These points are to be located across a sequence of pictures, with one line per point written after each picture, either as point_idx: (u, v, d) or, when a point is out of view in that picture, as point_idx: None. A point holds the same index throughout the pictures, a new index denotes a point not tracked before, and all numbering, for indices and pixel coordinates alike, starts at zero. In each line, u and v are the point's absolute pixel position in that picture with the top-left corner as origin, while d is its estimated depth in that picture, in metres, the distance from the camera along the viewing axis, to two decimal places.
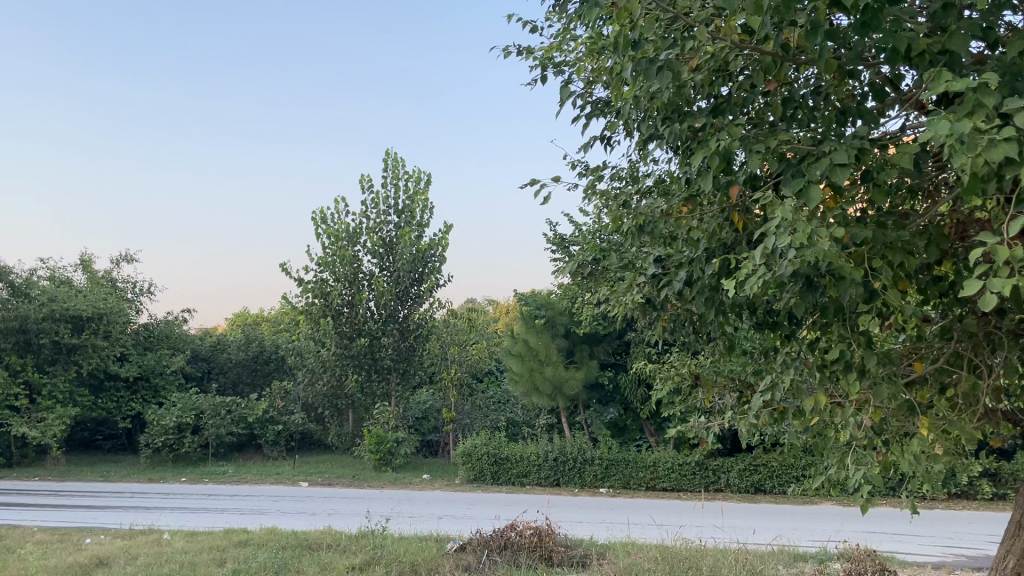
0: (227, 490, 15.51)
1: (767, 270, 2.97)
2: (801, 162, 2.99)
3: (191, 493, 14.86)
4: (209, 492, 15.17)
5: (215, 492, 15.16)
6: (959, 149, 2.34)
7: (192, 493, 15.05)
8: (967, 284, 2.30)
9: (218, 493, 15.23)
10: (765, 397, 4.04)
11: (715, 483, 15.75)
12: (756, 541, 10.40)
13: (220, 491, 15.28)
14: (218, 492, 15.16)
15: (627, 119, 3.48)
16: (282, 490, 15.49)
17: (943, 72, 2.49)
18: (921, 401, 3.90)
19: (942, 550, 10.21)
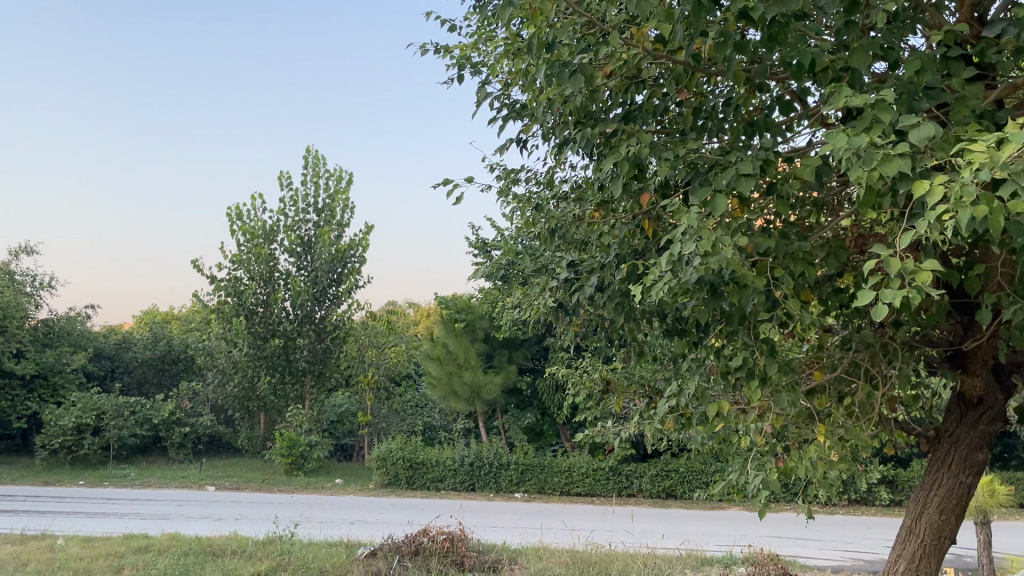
0: (129, 495, 14.96)
1: (672, 277, 3.00)
2: (708, 170, 3.03)
3: (89, 496, 14.27)
4: (109, 496, 14.60)
5: (116, 497, 14.61)
6: (855, 163, 2.41)
7: (91, 496, 14.46)
8: (862, 296, 2.36)
9: (119, 498, 14.69)
10: (672, 402, 4.08)
11: (628, 488, 15.95)
12: (665, 545, 10.58)
13: (121, 495, 14.73)
14: (119, 497, 14.61)
15: (541, 122, 3.45)
16: (187, 494, 15.04)
17: (842, 87, 2.56)
18: (820, 410, 4.00)
19: (841, 554, 10.59)
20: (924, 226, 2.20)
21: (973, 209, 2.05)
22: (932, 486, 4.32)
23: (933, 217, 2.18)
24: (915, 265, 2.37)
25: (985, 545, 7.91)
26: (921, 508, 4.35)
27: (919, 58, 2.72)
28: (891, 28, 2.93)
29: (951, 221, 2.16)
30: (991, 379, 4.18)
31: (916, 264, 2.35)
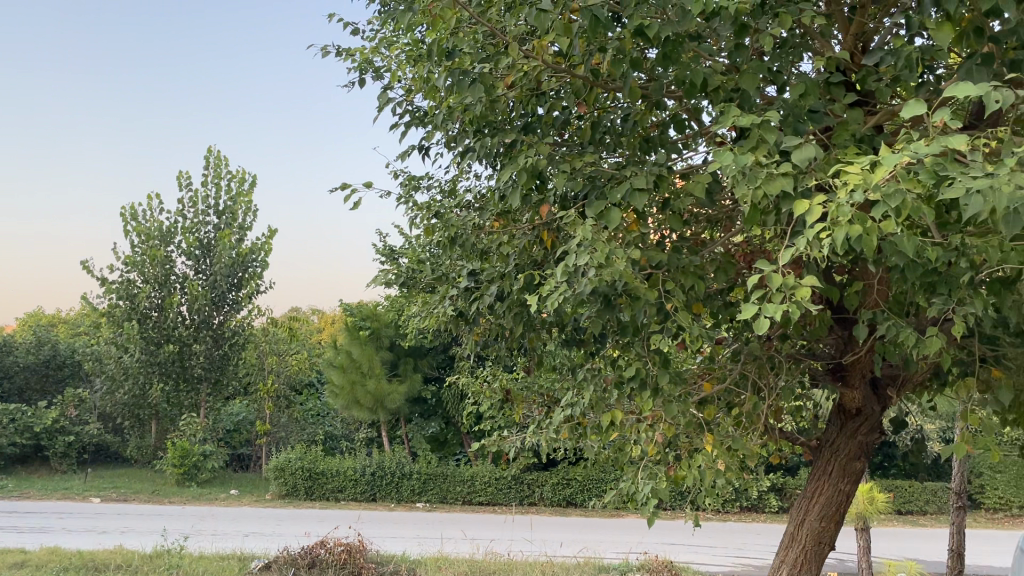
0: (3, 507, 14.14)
1: (567, 287, 3.03)
2: (605, 185, 3.08)
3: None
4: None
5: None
6: (740, 181, 2.50)
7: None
8: (745, 310, 2.44)
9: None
10: (568, 412, 4.12)
11: (530, 497, 16.03)
12: (563, 554, 10.69)
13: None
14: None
15: (443, 129, 3.44)
16: (68, 506, 14.35)
17: (731, 107, 2.64)
18: (710, 419, 4.12)
19: (733, 560, 10.96)
20: (802, 244, 2.30)
21: (849, 228, 2.14)
22: (814, 494, 4.50)
23: (812, 234, 2.27)
24: (796, 280, 2.47)
25: (865, 550, 8.29)
26: (803, 515, 4.52)
27: (804, 83, 2.82)
28: (780, 53, 3.04)
29: (829, 239, 2.25)
30: (867, 391, 4.40)
31: (796, 280, 2.45)
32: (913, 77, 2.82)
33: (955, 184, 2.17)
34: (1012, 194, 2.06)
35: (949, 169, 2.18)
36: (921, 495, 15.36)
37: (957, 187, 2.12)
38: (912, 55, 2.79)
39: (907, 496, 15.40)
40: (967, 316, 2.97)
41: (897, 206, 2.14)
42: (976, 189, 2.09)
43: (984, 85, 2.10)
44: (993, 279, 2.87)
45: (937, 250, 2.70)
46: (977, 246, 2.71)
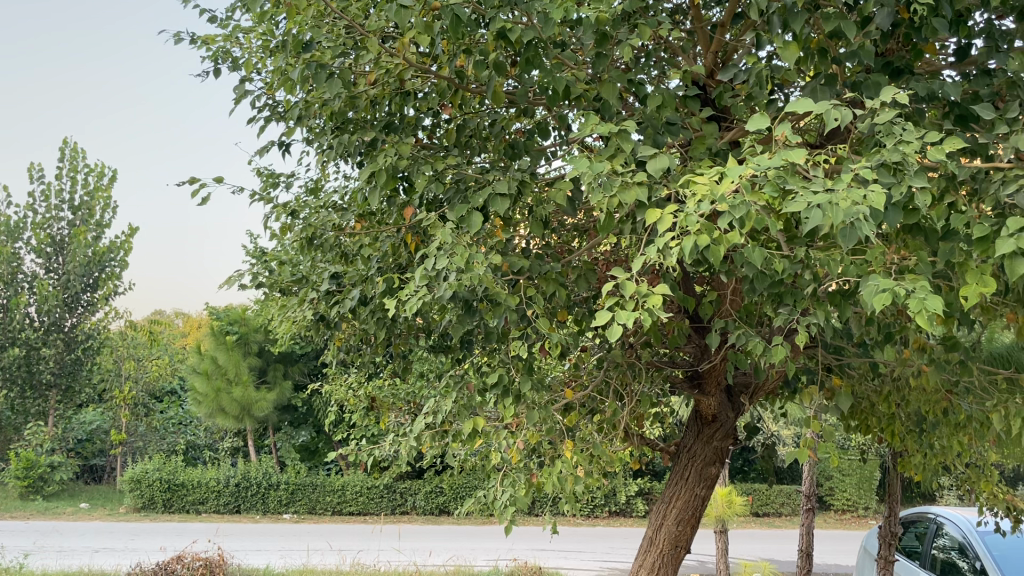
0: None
1: (426, 291, 2.96)
2: (467, 190, 3.05)
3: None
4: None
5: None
6: (596, 190, 2.52)
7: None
8: (599, 316, 2.45)
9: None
10: (432, 419, 4.04)
11: (402, 506, 15.77)
12: (433, 563, 10.59)
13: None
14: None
15: (302, 126, 3.31)
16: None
17: (590, 116, 2.65)
18: (571, 425, 4.14)
19: (600, 564, 11.17)
20: (655, 250, 2.32)
21: (700, 238, 2.19)
22: (671, 498, 4.60)
23: (663, 243, 2.30)
24: (648, 288, 2.50)
25: (723, 551, 8.59)
26: (661, 520, 4.62)
27: (660, 95, 2.87)
28: (641, 66, 3.09)
29: (677, 247, 2.29)
30: (722, 399, 4.54)
31: (649, 287, 2.48)
32: (764, 94, 2.90)
33: (796, 199, 2.26)
34: (848, 209, 2.16)
35: (790, 185, 2.27)
36: (776, 498, 16.17)
37: (799, 202, 2.21)
38: (763, 73, 2.88)
39: (764, 499, 16.15)
40: (811, 326, 3.09)
41: (742, 216, 2.20)
42: (816, 203, 2.19)
43: (823, 103, 2.19)
44: (835, 291, 3.01)
45: (785, 261, 2.80)
46: (820, 258, 2.83)
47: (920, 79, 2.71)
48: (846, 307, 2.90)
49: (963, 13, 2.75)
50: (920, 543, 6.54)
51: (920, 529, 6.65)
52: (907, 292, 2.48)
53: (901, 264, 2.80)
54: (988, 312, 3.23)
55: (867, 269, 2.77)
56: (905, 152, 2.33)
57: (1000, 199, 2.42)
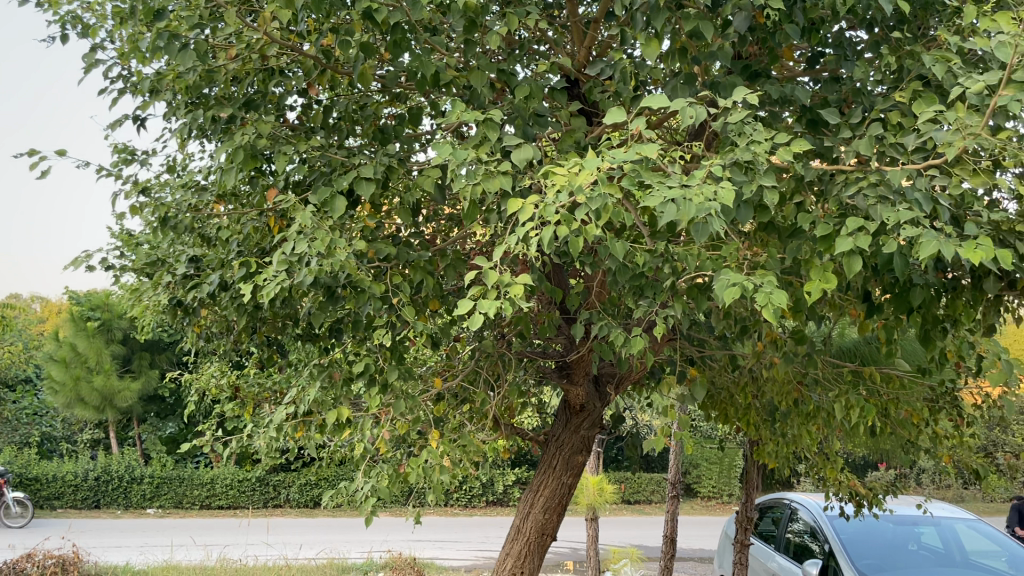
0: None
1: (285, 276, 2.84)
2: (330, 172, 2.96)
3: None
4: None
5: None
6: (460, 176, 2.49)
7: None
8: (461, 305, 2.42)
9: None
10: (294, 409, 3.90)
11: (274, 499, 15.38)
12: (304, 557, 10.38)
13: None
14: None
15: (155, 99, 3.13)
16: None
17: (455, 102, 2.61)
18: (440, 415, 4.09)
19: (475, 553, 11.25)
20: (516, 239, 2.32)
21: (560, 230, 2.20)
22: (539, 487, 4.64)
23: (523, 232, 2.29)
24: (510, 277, 2.50)
25: (594, 539, 8.82)
26: (528, 508, 4.64)
27: (528, 85, 2.88)
28: (512, 57, 3.09)
29: (538, 236, 2.29)
30: (590, 389, 4.63)
31: (511, 277, 2.48)
32: (629, 90, 2.94)
33: (653, 194, 2.31)
34: (701, 204, 2.23)
35: (647, 180, 2.32)
36: (647, 485, 16.70)
37: (656, 196, 2.26)
38: (628, 69, 2.93)
39: (635, 487, 16.67)
40: (671, 318, 3.17)
41: (599, 208, 2.22)
42: (671, 198, 2.24)
43: (679, 100, 2.23)
44: (693, 285, 3.09)
45: (645, 255, 2.87)
46: (679, 253, 2.90)
47: (774, 83, 2.82)
48: (701, 300, 2.99)
49: (816, 22, 2.88)
50: (775, 528, 6.88)
51: (776, 514, 7.00)
52: (756, 286, 2.58)
53: (753, 260, 2.91)
54: (833, 308, 3.41)
55: (722, 264, 2.86)
56: (755, 152, 2.42)
57: (842, 200, 2.54)
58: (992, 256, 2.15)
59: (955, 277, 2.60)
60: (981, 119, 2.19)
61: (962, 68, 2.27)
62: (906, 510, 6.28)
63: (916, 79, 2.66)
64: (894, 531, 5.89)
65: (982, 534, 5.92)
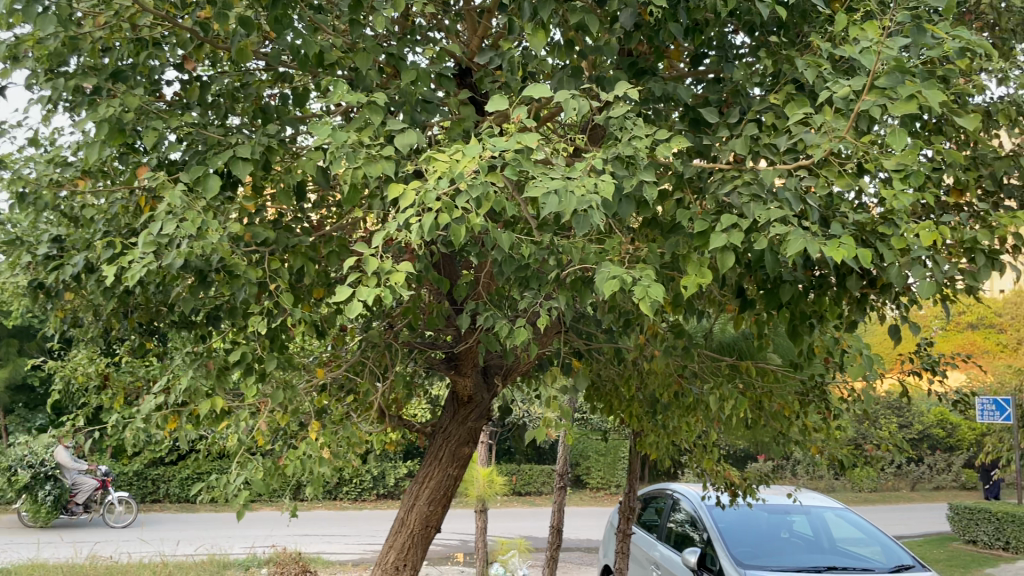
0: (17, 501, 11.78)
1: (153, 257, 2.68)
2: (205, 152, 2.83)
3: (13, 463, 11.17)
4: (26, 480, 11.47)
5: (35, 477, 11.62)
6: (340, 160, 2.42)
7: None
8: (339, 293, 2.35)
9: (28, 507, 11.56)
10: (163, 399, 3.71)
11: (154, 493, 14.77)
12: (183, 553, 9.99)
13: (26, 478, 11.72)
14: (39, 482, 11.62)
15: (14, 66, 2.92)
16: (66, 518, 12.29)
17: (338, 83, 2.53)
18: (320, 406, 3.98)
19: (363, 546, 11.10)
20: (396, 226, 2.26)
21: (441, 217, 2.16)
22: (424, 479, 4.58)
23: (403, 219, 2.24)
24: (391, 264, 2.45)
25: (483, 530, 8.83)
26: (412, 501, 4.58)
27: (415, 70, 2.82)
28: (400, 41, 3.04)
29: (417, 224, 2.24)
30: (478, 380, 4.61)
31: (391, 265, 2.43)
32: (517, 80, 2.93)
33: (536, 185, 2.31)
34: (581, 197, 2.24)
35: (530, 170, 2.31)
36: (538, 477, 16.88)
37: (538, 186, 2.25)
38: (517, 59, 2.91)
39: (527, 478, 16.85)
40: (554, 310, 3.18)
41: (480, 196, 2.19)
42: (553, 189, 2.24)
43: (561, 90, 2.24)
44: (576, 278, 3.10)
45: (531, 246, 2.86)
46: (564, 245, 2.91)
47: (659, 81, 2.87)
48: (584, 292, 3.01)
49: (700, 23, 2.94)
50: (658, 517, 7.07)
51: (659, 504, 7.19)
52: (636, 280, 2.61)
53: (634, 254, 2.95)
54: (712, 303, 3.50)
55: (604, 257, 2.89)
56: (637, 147, 2.45)
57: (719, 197, 2.61)
58: (854, 255, 2.25)
59: (822, 275, 2.72)
60: (847, 123, 2.29)
61: (832, 74, 2.37)
62: (778, 499, 6.55)
63: (791, 82, 2.76)
64: (768, 520, 6.14)
65: (848, 522, 6.24)
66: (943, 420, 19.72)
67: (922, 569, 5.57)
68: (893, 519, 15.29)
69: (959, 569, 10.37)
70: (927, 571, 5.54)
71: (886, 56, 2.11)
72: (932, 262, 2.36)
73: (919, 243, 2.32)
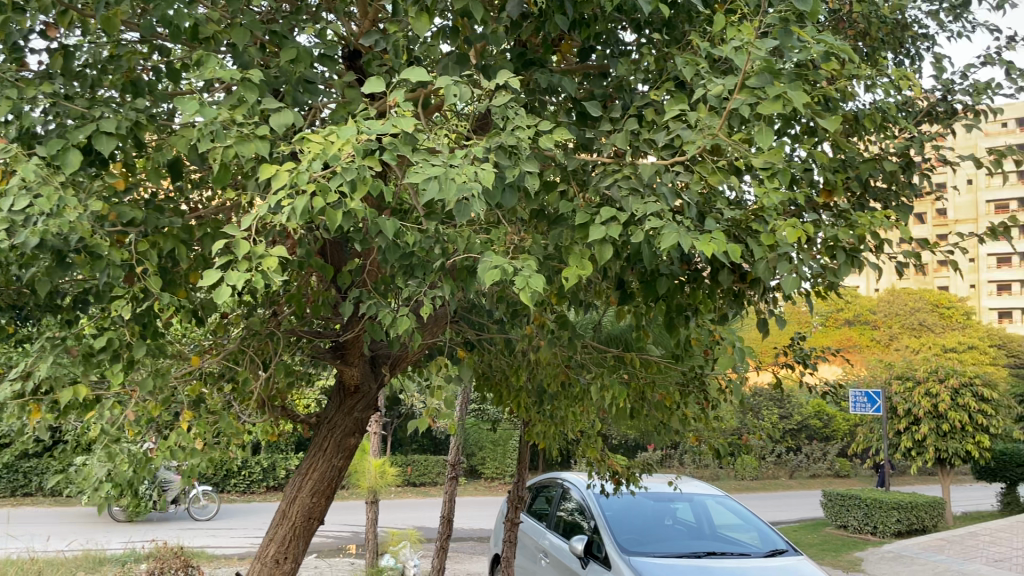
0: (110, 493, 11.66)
1: (3, 234, 2.50)
2: (66, 125, 2.66)
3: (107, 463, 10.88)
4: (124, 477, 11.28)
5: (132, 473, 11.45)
6: (210, 138, 2.32)
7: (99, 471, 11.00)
8: (206, 276, 2.26)
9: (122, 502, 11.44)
10: (19, 388, 3.47)
11: (25, 487, 13.97)
12: (55, 549, 9.49)
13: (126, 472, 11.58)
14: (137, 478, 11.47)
15: None
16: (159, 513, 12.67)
17: (209, 57, 2.43)
18: (194, 396, 3.81)
19: (250, 540, 10.80)
20: (267, 209, 2.18)
21: (314, 200, 2.10)
22: (308, 470, 4.46)
23: (274, 201, 2.16)
24: (264, 249, 2.36)
25: (374, 522, 8.72)
26: (295, 493, 4.45)
27: (295, 48, 2.72)
28: (283, 19, 2.93)
29: (289, 206, 2.16)
30: (366, 369, 4.53)
31: (264, 248, 2.34)
32: (401, 65, 2.88)
33: (416, 171, 2.27)
34: (461, 184, 2.22)
35: (408, 156, 2.27)
36: (433, 468, 16.83)
37: (417, 172, 2.22)
38: (401, 42, 2.86)
39: (422, 469, 16.79)
40: (438, 298, 3.15)
41: (355, 180, 2.14)
42: (433, 175, 2.21)
43: (441, 74, 2.21)
44: (460, 268, 3.08)
45: (415, 234, 2.82)
46: (449, 234, 2.88)
47: (545, 72, 2.87)
48: (468, 282, 2.99)
49: (587, 16, 2.96)
50: (548, 506, 7.16)
51: (549, 493, 7.28)
52: (517, 270, 2.61)
53: (519, 245, 2.95)
54: (595, 295, 3.54)
55: (489, 247, 2.87)
56: (519, 137, 2.44)
57: (599, 190, 2.63)
58: (724, 249, 2.31)
59: (697, 269, 2.79)
60: (720, 120, 2.35)
61: (708, 73, 2.42)
62: (661, 487, 6.73)
63: (672, 79, 2.81)
64: (652, 507, 6.30)
65: (727, 509, 6.47)
66: (820, 411, 20.74)
67: (794, 553, 5.83)
68: (771, 506, 15.99)
69: (830, 553, 10.93)
70: (798, 555, 5.80)
71: (755, 56, 2.17)
72: (796, 259, 2.46)
73: (784, 240, 2.40)
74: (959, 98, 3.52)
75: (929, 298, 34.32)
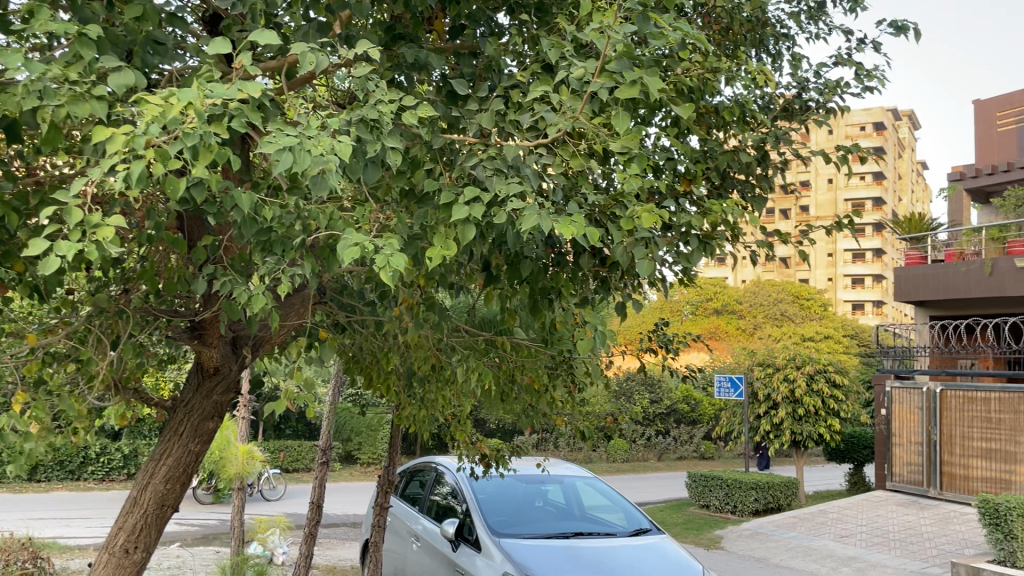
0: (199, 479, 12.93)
1: None
2: None
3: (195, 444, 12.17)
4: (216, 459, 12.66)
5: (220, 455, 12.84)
6: (40, 97, 2.14)
7: None
8: (33, 245, 2.08)
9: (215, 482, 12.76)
10: None
11: None
12: None
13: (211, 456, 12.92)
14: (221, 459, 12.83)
15: None
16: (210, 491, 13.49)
17: (41, 10, 2.23)
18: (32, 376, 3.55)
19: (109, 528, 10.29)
20: (102, 173, 2.04)
21: (153, 165, 1.97)
22: (162, 455, 4.24)
23: (109, 165, 2.01)
24: (101, 218, 2.21)
25: (241, 508, 8.44)
26: (147, 479, 4.22)
27: (141, 6, 2.54)
28: None
29: (126, 171, 2.03)
30: (226, 350, 4.34)
31: (99, 218, 2.18)
32: (259, 31, 2.74)
33: (269, 141, 2.17)
34: (317, 156, 2.14)
35: (261, 125, 2.17)
36: (307, 453, 16.51)
37: (270, 142, 2.12)
38: (260, 7, 2.72)
39: (296, 455, 16.44)
40: (298, 276, 3.03)
41: (198, 147, 2.02)
42: (286, 145, 2.12)
43: (294, 40, 2.11)
44: (323, 246, 2.99)
45: (274, 209, 2.70)
46: (310, 210, 2.78)
47: (411, 47, 2.81)
48: (330, 260, 2.90)
49: None
50: (420, 490, 7.11)
51: (422, 477, 7.23)
52: (378, 248, 2.54)
53: (382, 223, 2.88)
54: (464, 277, 3.51)
55: (352, 226, 2.79)
56: (381, 111, 2.37)
57: (464, 169, 2.60)
58: (582, 232, 2.32)
59: (560, 252, 2.80)
60: (581, 103, 2.37)
61: (572, 56, 2.43)
62: (531, 470, 6.79)
63: (539, 62, 2.80)
64: (523, 490, 6.36)
65: (596, 490, 6.62)
66: (688, 397, 21.58)
67: (657, 532, 6.04)
68: (639, 488, 16.54)
69: (693, 531, 11.39)
70: (661, 534, 6.01)
71: (614, 42, 2.19)
72: (653, 244, 2.50)
73: (642, 225, 2.44)
74: (812, 96, 3.67)
75: (790, 291, 36.30)
